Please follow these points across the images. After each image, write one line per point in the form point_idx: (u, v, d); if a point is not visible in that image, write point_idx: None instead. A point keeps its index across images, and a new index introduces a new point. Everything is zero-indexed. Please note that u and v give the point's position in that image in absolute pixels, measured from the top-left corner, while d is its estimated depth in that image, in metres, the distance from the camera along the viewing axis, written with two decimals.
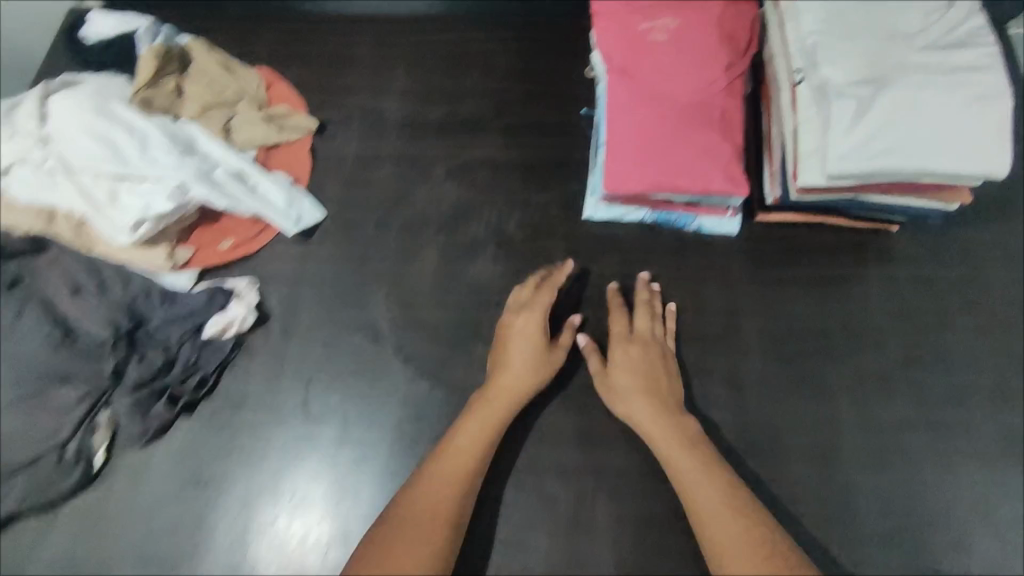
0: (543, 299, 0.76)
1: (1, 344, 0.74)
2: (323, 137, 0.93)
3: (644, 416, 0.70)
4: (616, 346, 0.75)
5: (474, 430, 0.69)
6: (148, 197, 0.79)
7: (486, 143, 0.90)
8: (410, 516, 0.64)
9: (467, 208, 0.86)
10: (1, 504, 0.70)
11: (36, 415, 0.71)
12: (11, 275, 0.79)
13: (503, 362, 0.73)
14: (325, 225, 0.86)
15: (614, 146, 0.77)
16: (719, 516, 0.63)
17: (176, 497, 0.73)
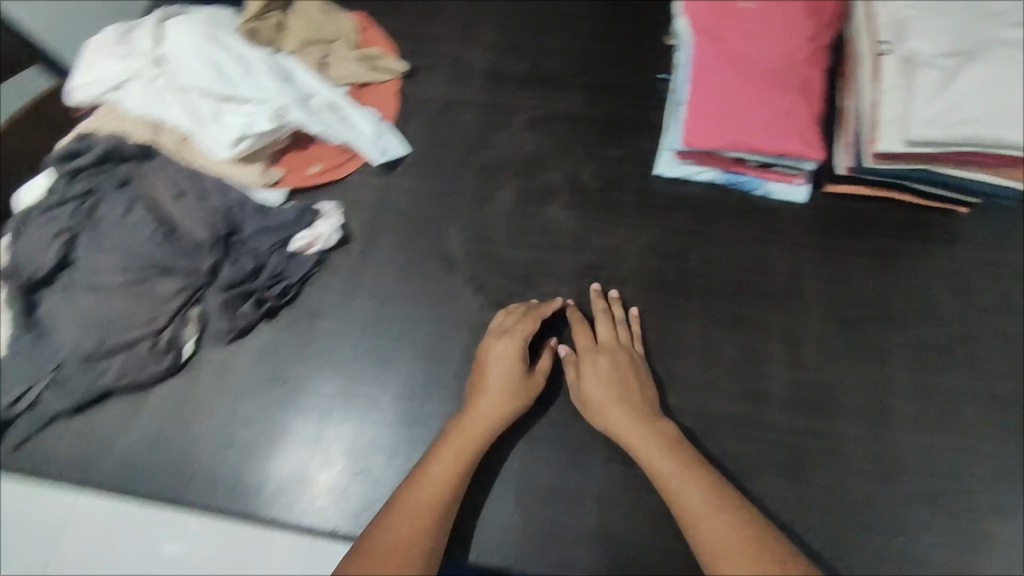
0: (524, 328, 0.76)
1: (111, 235, 0.79)
2: (411, 80, 0.98)
3: (620, 423, 0.69)
4: (584, 357, 0.75)
5: (450, 444, 0.68)
6: (251, 117, 0.86)
7: (565, 99, 0.96)
8: (380, 530, 0.60)
9: (544, 157, 0.92)
10: (99, 379, 0.76)
11: (137, 302, 0.77)
12: (117, 175, 0.83)
13: (481, 390, 0.72)
14: (409, 160, 0.91)
15: (696, 105, 0.81)
16: (709, 518, 0.60)
17: (256, 391, 0.79)
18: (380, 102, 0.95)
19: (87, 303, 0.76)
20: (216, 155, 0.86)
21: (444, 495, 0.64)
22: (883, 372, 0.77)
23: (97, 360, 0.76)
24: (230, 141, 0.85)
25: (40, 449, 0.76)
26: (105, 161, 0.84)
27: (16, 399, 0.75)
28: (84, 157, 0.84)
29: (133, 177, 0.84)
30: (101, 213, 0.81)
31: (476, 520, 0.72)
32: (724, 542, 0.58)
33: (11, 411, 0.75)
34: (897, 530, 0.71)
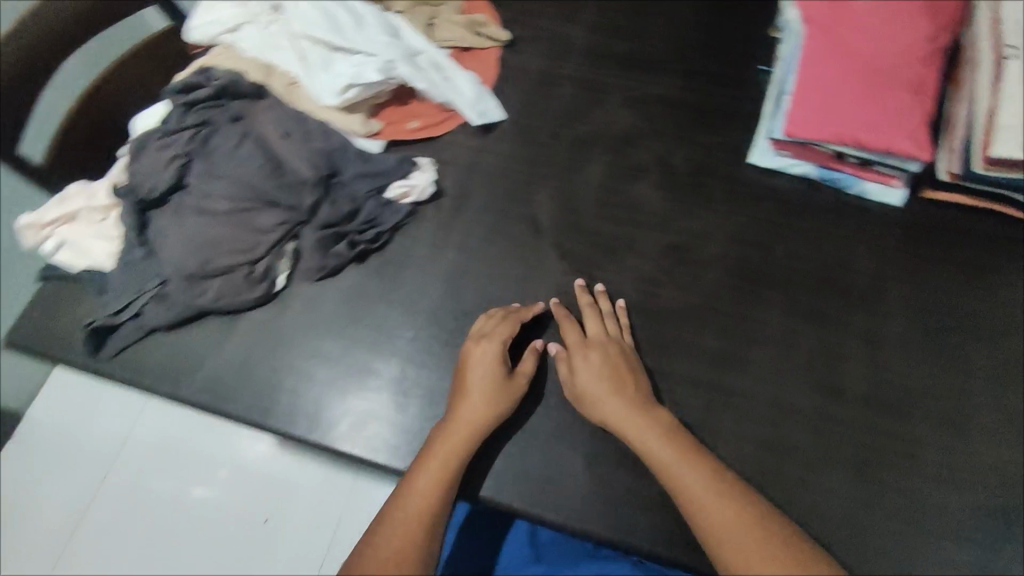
0: (503, 332, 0.76)
1: (222, 165, 0.83)
2: (512, 48, 1.00)
3: (617, 414, 0.71)
4: (575, 353, 0.75)
5: (434, 459, 0.69)
6: (360, 68, 0.89)
7: (662, 82, 0.97)
8: (376, 544, 0.65)
9: (637, 135, 0.93)
10: (198, 298, 0.79)
11: (241, 230, 0.80)
12: (229, 110, 0.87)
13: (463, 393, 0.73)
14: (504, 125, 0.93)
15: (802, 95, 0.81)
16: (711, 505, 0.64)
17: (341, 328, 0.81)
18: (481, 67, 0.97)
19: (195, 226, 0.80)
20: (323, 102, 0.90)
21: (428, 511, 0.67)
22: (968, 384, 0.76)
23: (197, 281, 0.80)
24: (340, 88, 0.88)
25: (138, 359, 0.80)
26: (220, 96, 0.88)
27: (122, 309, 0.80)
28: (201, 91, 0.88)
29: (244, 113, 0.87)
30: (213, 144, 0.85)
31: (544, 476, 0.73)
32: (724, 525, 0.63)
33: (115, 319, 0.80)
34: (971, 540, 0.69)
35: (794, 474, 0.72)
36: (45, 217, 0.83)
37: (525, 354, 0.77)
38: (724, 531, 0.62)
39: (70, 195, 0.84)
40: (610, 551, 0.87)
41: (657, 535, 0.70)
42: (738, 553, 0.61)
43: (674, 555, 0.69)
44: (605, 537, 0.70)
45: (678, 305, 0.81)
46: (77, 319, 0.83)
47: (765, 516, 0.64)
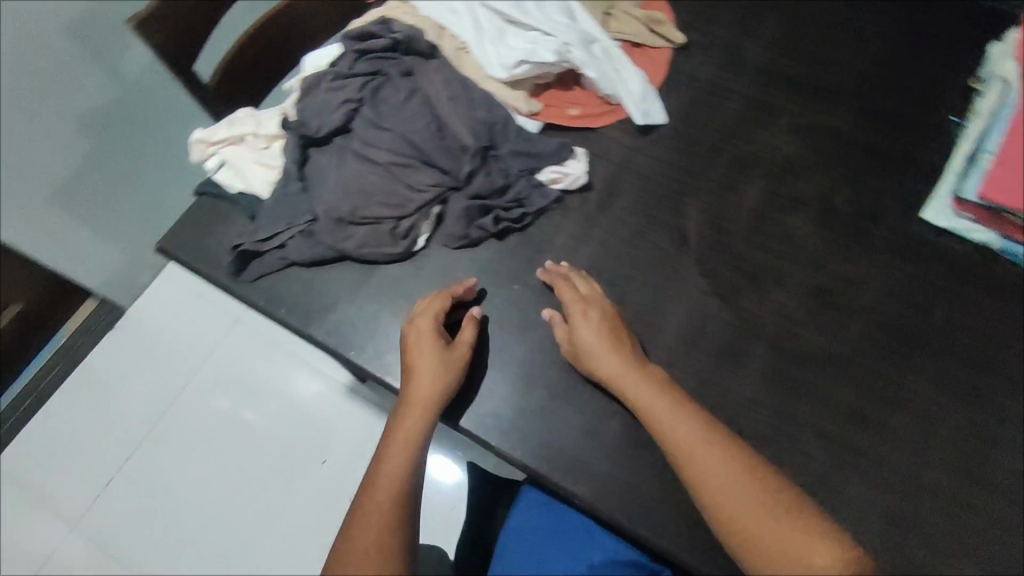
0: (438, 304, 0.77)
1: (388, 117, 0.84)
2: (683, 52, 0.97)
3: (615, 370, 0.72)
4: (575, 311, 0.76)
5: (397, 442, 0.74)
6: (536, 45, 0.88)
7: (836, 114, 0.91)
8: (356, 525, 0.70)
9: (801, 165, 0.88)
10: (342, 242, 0.81)
11: (396, 184, 0.81)
12: (402, 64, 0.88)
13: (410, 374, 0.74)
14: (663, 129, 0.91)
15: (1010, 158, 0.73)
16: (699, 454, 0.67)
17: (470, 300, 0.82)
18: (650, 66, 0.95)
19: (352, 173, 0.82)
20: (491, 73, 0.89)
21: (399, 487, 0.71)
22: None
23: (344, 225, 0.81)
24: (511, 62, 0.88)
25: (274, 289, 0.82)
26: (397, 49, 0.89)
27: (269, 238, 0.82)
28: (379, 41, 0.89)
29: (415, 70, 0.88)
30: (383, 95, 0.86)
31: (652, 495, 0.71)
32: (709, 472, 0.67)
33: (262, 247, 0.82)
34: None
35: (917, 555, 0.68)
36: (215, 137, 0.87)
37: (464, 324, 0.78)
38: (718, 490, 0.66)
39: (239, 119, 0.88)
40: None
41: None
42: (715, 497, 0.66)
43: None
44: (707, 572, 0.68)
45: (818, 350, 0.77)
46: (224, 240, 0.86)
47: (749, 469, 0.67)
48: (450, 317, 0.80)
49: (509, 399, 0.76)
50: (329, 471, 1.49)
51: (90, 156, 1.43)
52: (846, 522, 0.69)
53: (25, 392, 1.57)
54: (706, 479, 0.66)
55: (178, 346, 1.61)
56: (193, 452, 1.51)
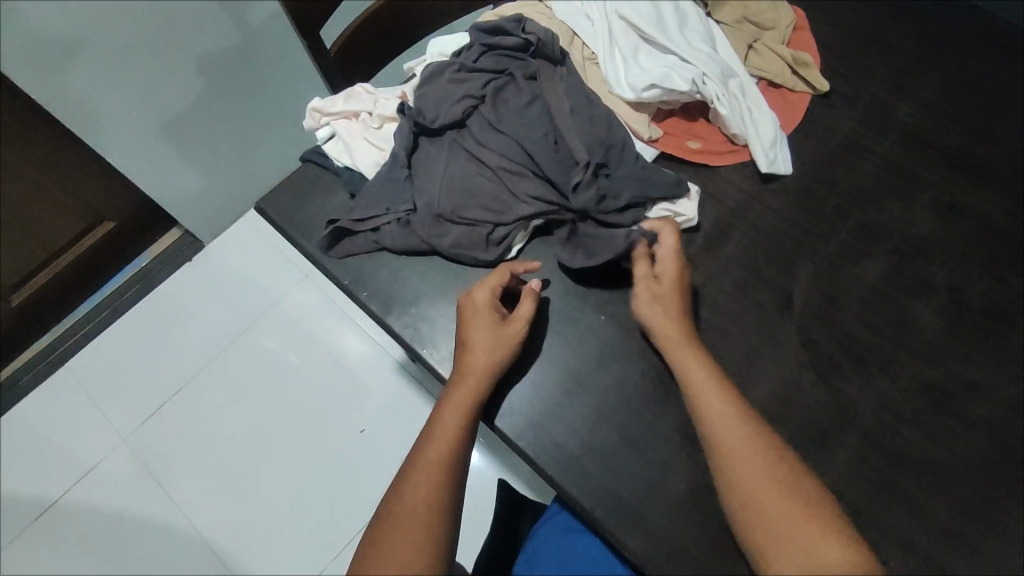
0: (498, 276, 0.77)
1: (505, 120, 0.83)
2: (824, 101, 0.90)
3: (683, 334, 0.73)
4: (668, 269, 0.76)
5: (448, 415, 0.72)
6: (670, 70, 0.84)
7: (986, 199, 0.83)
8: (401, 493, 0.69)
9: (934, 247, 0.81)
10: (436, 237, 0.80)
11: (501, 190, 0.80)
12: (528, 67, 0.86)
13: (465, 347, 0.74)
14: (787, 180, 0.85)
15: None
16: (743, 443, 0.66)
17: (552, 320, 0.79)
18: (784, 110, 0.89)
19: (460, 172, 0.81)
20: (616, 92, 0.86)
21: (447, 463, 0.70)
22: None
23: (441, 222, 0.80)
24: (641, 85, 0.83)
25: (360, 270, 0.82)
26: (529, 51, 0.86)
27: (364, 220, 0.82)
28: (511, 39, 0.87)
29: (541, 74, 0.85)
30: (505, 97, 0.84)
31: (709, 567, 0.67)
32: (748, 462, 0.65)
33: (356, 227, 0.82)
34: None
35: None
36: (331, 109, 0.88)
37: (522, 298, 0.77)
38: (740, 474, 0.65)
39: (356, 95, 0.89)
40: None
41: None
42: (747, 493, 0.64)
43: None
44: None
45: (915, 452, 0.71)
46: (319, 210, 0.87)
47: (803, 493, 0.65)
48: (509, 289, 0.80)
49: (576, 433, 0.73)
50: (366, 441, 1.50)
51: (203, 96, 1.48)
52: None
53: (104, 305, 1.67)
54: (741, 467, 0.65)
55: (248, 290, 1.66)
56: (241, 395, 1.56)
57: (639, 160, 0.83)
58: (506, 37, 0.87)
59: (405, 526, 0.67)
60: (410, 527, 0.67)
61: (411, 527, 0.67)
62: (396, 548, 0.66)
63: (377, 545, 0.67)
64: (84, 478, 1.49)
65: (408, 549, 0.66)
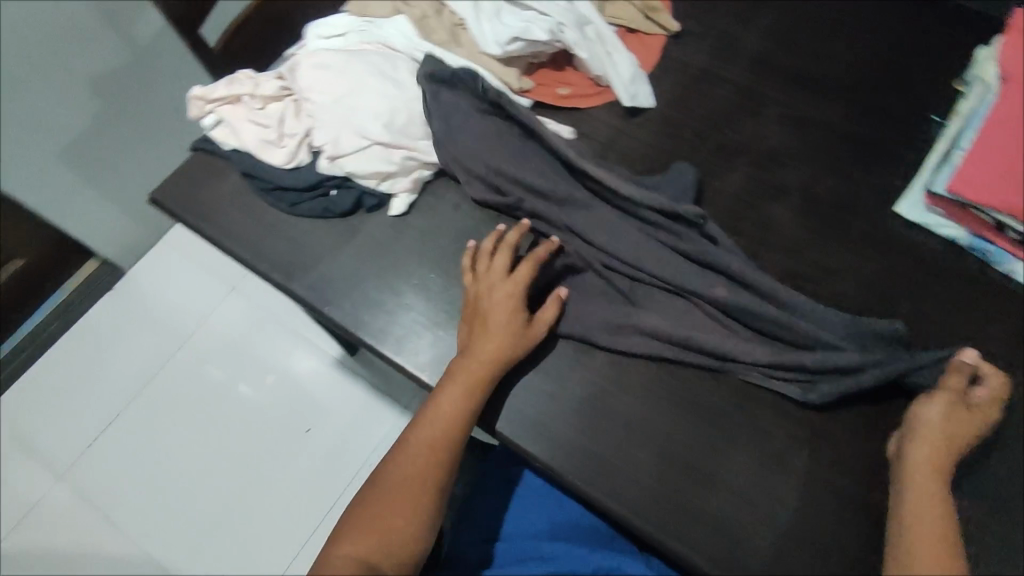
0: (524, 271, 0.76)
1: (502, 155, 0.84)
2: (677, 39, 0.98)
3: (941, 438, 0.67)
4: (978, 409, 0.69)
5: (454, 395, 0.72)
6: (529, 24, 0.91)
7: (826, 107, 0.91)
8: (396, 462, 0.69)
9: (785, 153, 0.89)
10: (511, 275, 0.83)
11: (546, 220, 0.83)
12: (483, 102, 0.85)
13: (484, 332, 0.74)
14: (650, 113, 0.92)
15: (993, 169, 0.76)
16: (933, 537, 0.62)
17: (447, 266, 0.85)
18: (642, 52, 0.96)
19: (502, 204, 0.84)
20: (485, 50, 0.92)
21: (445, 442, 0.70)
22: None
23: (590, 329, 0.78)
24: (505, 40, 0.90)
25: (257, 244, 0.87)
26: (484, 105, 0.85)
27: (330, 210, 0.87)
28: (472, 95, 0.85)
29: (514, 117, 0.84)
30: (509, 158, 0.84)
31: (606, 460, 0.73)
32: (926, 555, 0.61)
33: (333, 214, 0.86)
34: None
35: (862, 532, 0.69)
36: (213, 95, 0.88)
37: (548, 302, 0.78)
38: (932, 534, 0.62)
39: (237, 79, 0.89)
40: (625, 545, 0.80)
41: (711, 555, 0.68)
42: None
43: None
44: (652, 533, 0.69)
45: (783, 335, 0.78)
46: (214, 196, 0.90)
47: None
48: (533, 283, 0.80)
49: None
50: (311, 439, 1.48)
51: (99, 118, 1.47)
52: (795, 496, 0.70)
53: (24, 345, 1.61)
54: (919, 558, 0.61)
55: (169, 313, 1.62)
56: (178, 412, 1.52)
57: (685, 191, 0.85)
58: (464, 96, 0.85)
59: (395, 492, 0.67)
60: (399, 494, 0.67)
61: (403, 493, 0.67)
62: (386, 510, 0.66)
63: (365, 506, 0.67)
64: (25, 520, 1.44)
65: (396, 512, 0.66)
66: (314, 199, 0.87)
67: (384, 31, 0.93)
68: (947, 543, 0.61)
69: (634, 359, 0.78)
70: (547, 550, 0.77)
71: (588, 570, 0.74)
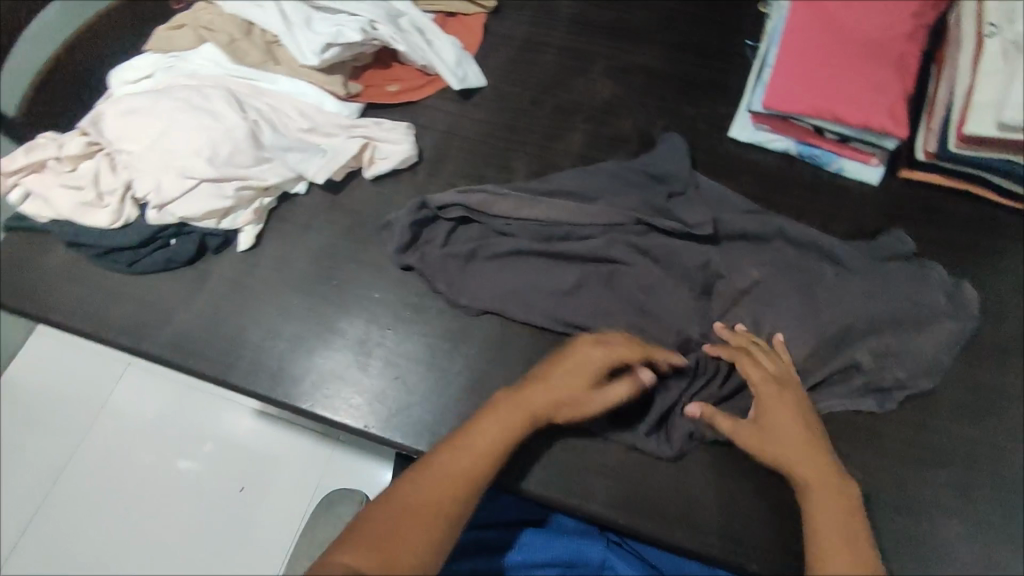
0: (616, 343, 0.70)
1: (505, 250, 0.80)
2: (496, 14, 0.98)
3: (785, 452, 0.66)
4: (764, 394, 0.69)
5: (493, 428, 0.66)
6: (340, 26, 0.87)
7: (648, 52, 0.94)
8: (420, 478, 0.62)
9: (618, 104, 0.91)
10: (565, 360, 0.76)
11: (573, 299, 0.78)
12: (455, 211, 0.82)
13: (547, 376, 0.69)
14: (484, 92, 0.92)
15: (797, 78, 0.80)
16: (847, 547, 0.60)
17: (311, 289, 0.82)
18: (464, 33, 0.95)
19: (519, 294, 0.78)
20: (302, 62, 0.86)
21: (479, 474, 0.64)
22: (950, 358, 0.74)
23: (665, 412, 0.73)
24: (319, 48, 0.85)
25: (99, 312, 0.81)
26: (449, 229, 0.82)
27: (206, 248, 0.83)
28: (436, 231, 0.82)
29: (481, 215, 0.82)
30: (504, 267, 0.80)
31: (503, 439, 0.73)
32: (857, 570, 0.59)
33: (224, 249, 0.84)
34: (911, 512, 0.70)
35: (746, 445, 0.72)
36: (12, 166, 0.81)
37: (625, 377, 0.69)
38: (851, 553, 0.60)
39: (39, 145, 0.82)
40: (578, 523, 0.80)
41: (614, 501, 0.71)
42: None
43: (630, 522, 0.70)
44: (557, 498, 0.71)
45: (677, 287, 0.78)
46: (43, 271, 0.83)
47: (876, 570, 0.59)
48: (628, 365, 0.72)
49: (363, 378, 0.78)
50: None
51: None
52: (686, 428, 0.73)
53: None
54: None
55: None
56: (70, 507, 1.12)
57: (680, 158, 0.84)
58: (430, 240, 0.82)
59: (416, 509, 0.60)
60: (414, 519, 0.59)
61: (423, 514, 0.60)
62: (401, 531, 0.58)
63: (374, 519, 0.59)
64: None
65: (415, 539, 0.58)
66: (155, 252, 0.82)
67: (192, 64, 0.88)
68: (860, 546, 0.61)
69: (511, 335, 0.79)
70: (470, 536, 0.78)
71: (543, 560, 0.75)
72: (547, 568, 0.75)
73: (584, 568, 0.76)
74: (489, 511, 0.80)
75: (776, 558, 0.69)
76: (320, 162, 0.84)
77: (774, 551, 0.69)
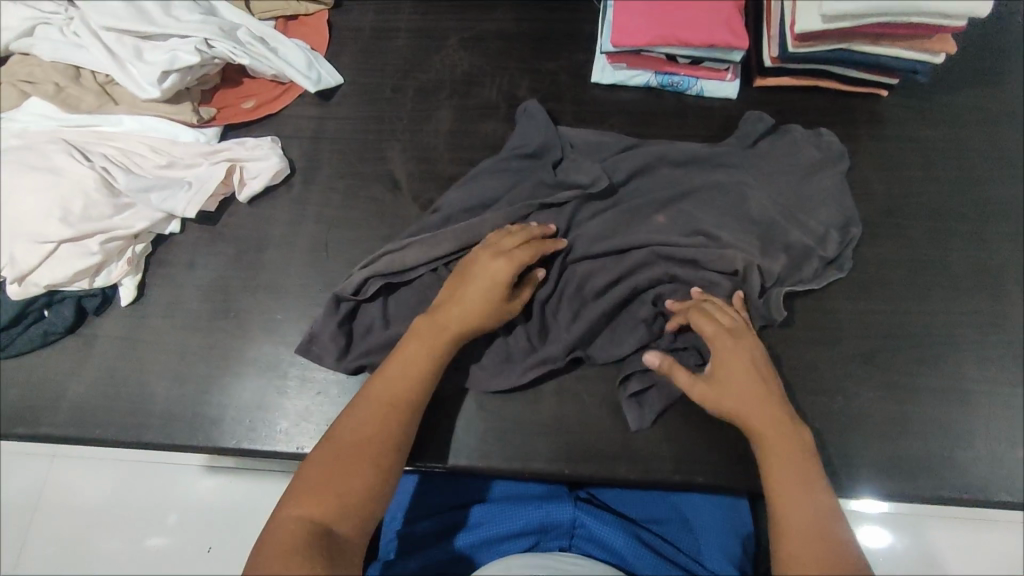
0: (518, 251, 0.70)
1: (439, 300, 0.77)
2: (339, 10, 0.95)
3: (746, 407, 0.64)
4: (720, 350, 0.67)
5: (415, 350, 0.67)
6: (173, 50, 0.79)
7: (498, 16, 0.94)
8: (355, 416, 0.63)
9: (479, 74, 0.91)
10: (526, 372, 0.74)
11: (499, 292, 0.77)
12: (369, 285, 0.76)
13: (458, 299, 0.69)
14: (343, 89, 0.90)
15: (638, 9, 0.82)
16: (791, 494, 0.60)
17: (208, 326, 0.79)
18: (311, 36, 0.92)
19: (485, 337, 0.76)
20: (143, 96, 0.79)
21: (409, 397, 0.65)
22: (838, 237, 0.78)
23: (627, 384, 0.73)
24: (155, 79, 0.78)
25: None
26: (381, 306, 0.77)
27: (85, 312, 0.80)
28: (369, 315, 0.77)
29: (397, 276, 0.77)
30: None
31: (437, 423, 0.74)
32: (799, 518, 0.59)
33: (104, 310, 0.80)
34: (825, 390, 0.75)
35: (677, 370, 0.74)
36: None
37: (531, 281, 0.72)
38: (799, 499, 0.60)
39: None
40: (553, 488, 0.80)
41: (555, 454, 0.73)
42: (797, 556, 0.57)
43: (574, 469, 0.73)
44: (500, 465, 0.73)
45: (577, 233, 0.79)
46: None
47: (820, 515, 0.59)
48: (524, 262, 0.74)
49: (284, 401, 0.76)
50: None
51: None
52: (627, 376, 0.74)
53: None
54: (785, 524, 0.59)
55: None
56: None
57: (543, 122, 0.82)
58: (369, 328, 0.77)
59: (352, 446, 0.61)
60: (355, 457, 0.61)
61: (360, 452, 0.61)
62: (341, 471, 0.60)
63: (314, 466, 0.61)
64: None
65: (357, 476, 0.60)
66: (28, 328, 0.78)
67: (18, 122, 0.80)
68: (809, 494, 0.60)
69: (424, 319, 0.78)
70: (431, 527, 0.77)
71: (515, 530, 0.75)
72: (519, 538, 0.75)
73: (556, 531, 0.75)
74: (449, 494, 0.81)
75: (717, 466, 0.72)
76: (185, 198, 0.78)
77: (714, 461, 0.73)
